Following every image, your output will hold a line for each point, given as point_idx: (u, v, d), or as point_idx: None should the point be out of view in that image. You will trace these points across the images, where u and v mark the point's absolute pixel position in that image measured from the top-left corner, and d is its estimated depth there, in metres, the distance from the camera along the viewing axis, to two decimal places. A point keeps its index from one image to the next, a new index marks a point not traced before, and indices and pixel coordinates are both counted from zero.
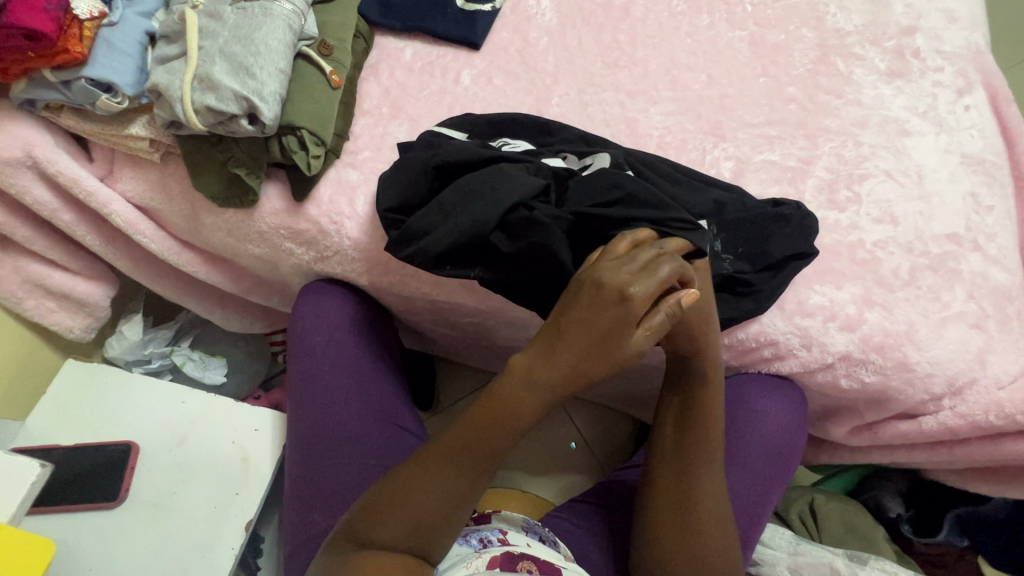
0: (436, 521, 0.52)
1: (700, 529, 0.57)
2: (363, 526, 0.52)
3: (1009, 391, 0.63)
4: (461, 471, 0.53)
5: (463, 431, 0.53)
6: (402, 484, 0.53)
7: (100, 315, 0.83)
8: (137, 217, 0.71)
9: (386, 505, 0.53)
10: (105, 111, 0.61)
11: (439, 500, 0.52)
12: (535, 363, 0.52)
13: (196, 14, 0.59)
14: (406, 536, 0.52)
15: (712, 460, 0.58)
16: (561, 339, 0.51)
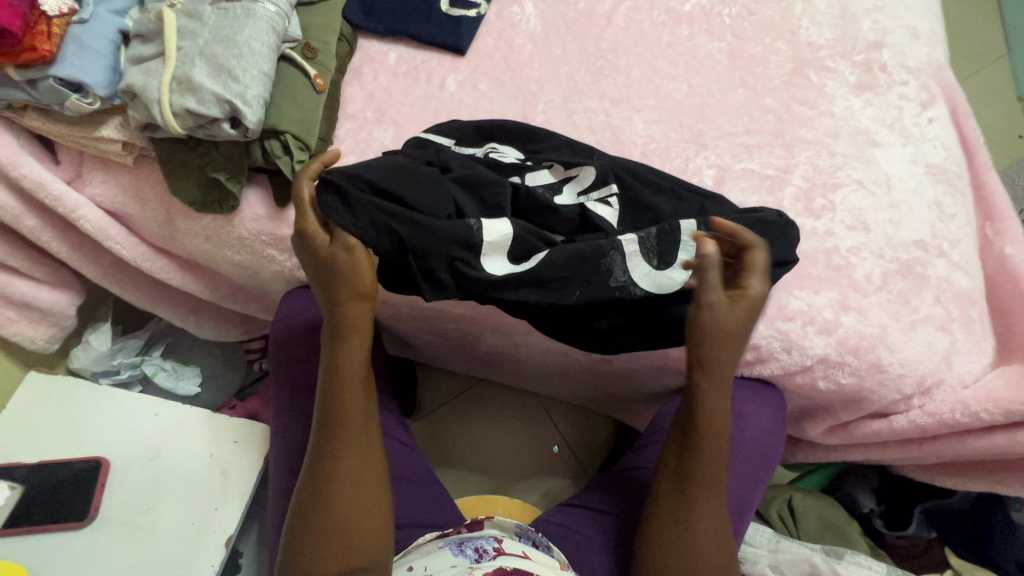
0: (352, 518, 0.56)
1: (699, 545, 0.58)
2: (298, 540, 0.56)
3: (973, 390, 0.67)
4: (340, 466, 0.57)
5: (328, 440, 0.58)
6: (303, 504, 0.57)
7: (65, 324, 0.79)
8: (108, 222, 0.68)
9: (305, 515, 0.56)
10: (75, 111, 0.58)
11: (346, 495, 0.56)
12: (346, 351, 0.58)
13: (174, 12, 0.57)
14: (341, 531, 0.55)
15: (717, 486, 0.59)
16: (340, 315, 0.57)
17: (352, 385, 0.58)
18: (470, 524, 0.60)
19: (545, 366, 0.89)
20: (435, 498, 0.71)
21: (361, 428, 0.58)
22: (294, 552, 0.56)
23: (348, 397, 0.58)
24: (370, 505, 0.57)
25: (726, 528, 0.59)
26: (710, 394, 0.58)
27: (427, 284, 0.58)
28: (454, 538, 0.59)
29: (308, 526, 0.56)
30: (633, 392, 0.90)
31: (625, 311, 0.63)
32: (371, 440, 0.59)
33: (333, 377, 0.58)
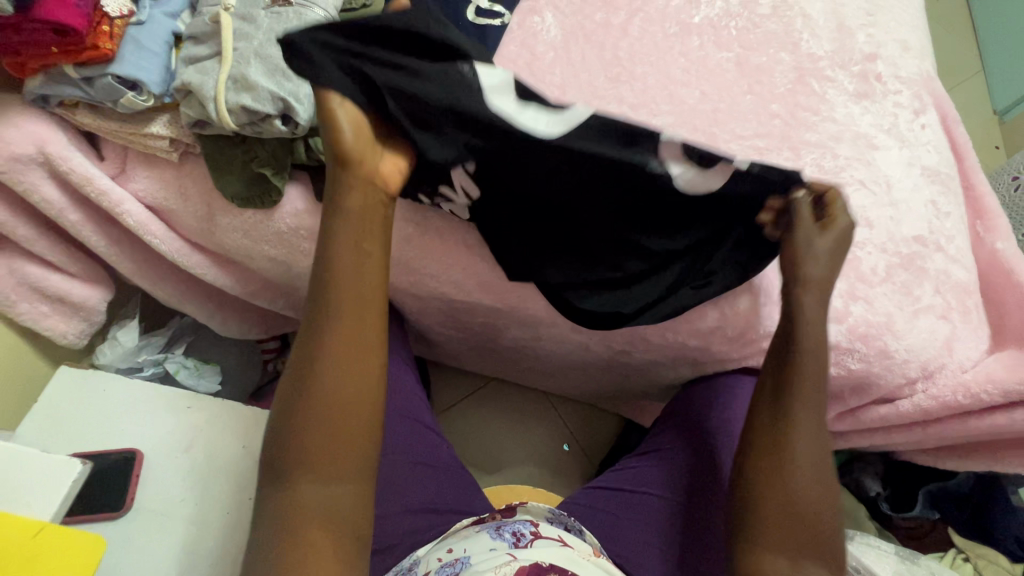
0: (338, 417, 0.50)
1: (799, 470, 0.56)
2: (280, 440, 0.51)
3: (972, 373, 0.72)
4: (327, 369, 0.51)
5: (315, 341, 0.52)
6: (284, 413, 0.51)
7: (95, 320, 0.80)
8: (148, 217, 0.70)
9: (290, 411, 0.51)
10: (129, 108, 0.61)
11: (333, 403, 0.51)
12: (344, 241, 0.54)
13: (229, 16, 0.60)
14: (327, 429, 0.50)
15: (814, 404, 0.58)
16: (342, 202, 0.54)
17: (350, 281, 0.53)
18: (504, 510, 0.62)
19: (562, 363, 0.91)
20: (468, 486, 0.73)
21: (357, 328, 0.53)
22: (274, 471, 0.50)
23: (345, 290, 0.53)
24: (360, 403, 0.52)
25: (822, 449, 0.58)
26: (805, 314, 0.60)
27: (425, 138, 0.56)
28: (491, 524, 0.60)
29: (289, 438, 0.50)
30: (648, 388, 0.93)
31: (626, 219, 0.62)
32: (365, 341, 0.53)
33: (326, 273, 0.53)
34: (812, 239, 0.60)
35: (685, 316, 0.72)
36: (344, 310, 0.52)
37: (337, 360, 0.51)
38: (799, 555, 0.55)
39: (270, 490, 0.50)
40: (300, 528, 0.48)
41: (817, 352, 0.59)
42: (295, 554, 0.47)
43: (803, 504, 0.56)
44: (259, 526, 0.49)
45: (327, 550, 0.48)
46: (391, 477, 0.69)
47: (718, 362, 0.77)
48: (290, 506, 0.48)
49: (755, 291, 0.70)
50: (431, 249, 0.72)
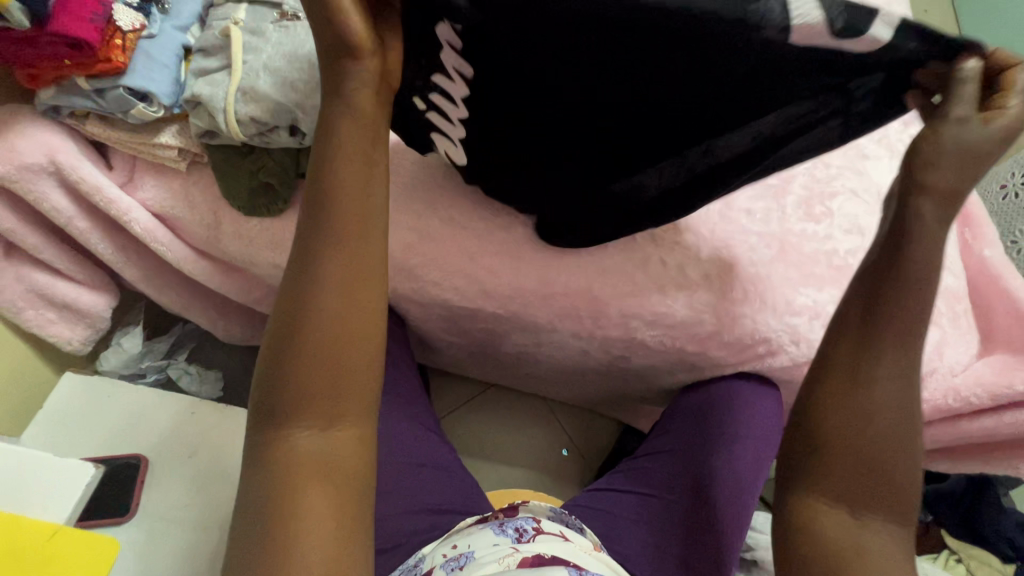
0: (338, 352, 0.44)
1: (881, 408, 0.43)
2: (273, 378, 0.45)
3: (963, 377, 0.73)
4: (326, 298, 0.44)
5: (310, 267, 0.45)
6: (274, 347, 0.45)
7: (100, 326, 0.81)
8: (155, 225, 0.70)
9: (283, 344, 0.44)
10: (139, 119, 0.62)
11: (330, 339, 0.44)
12: (341, 152, 0.46)
13: (238, 30, 0.62)
14: (324, 365, 0.44)
15: (909, 339, 0.43)
16: (339, 109, 0.47)
17: (348, 197, 0.45)
18: (506, 509, 0.63)
19: (562, 368, 0.92)
20: (470, 488, 0.74)
21: (356, 249, 0.45)
22: (266, 414, 0.45)
23: (345, 205, 0.45)
24: (360, 335, 0.45)
25: (916, 384, 0.43)
26: (920, 210, 0.41)
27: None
28: (493, 521, 0.61)
29: (283, 375, 0.44)
30: (647, 392, 0.94)
31: (668, 122, 0.51)
32: (364, 264, 0.45)
33: (321, 187, 0.45)
34: (968, 130, 0.40)
35: (683, 321, 0.73)
36: (343, 229, 0.45)
37: (334, 289, 0.44)
38: (856, 510, 0.44)
39: (264, 432, 0.45)
40: (297, 474, 0.43)
41: (934, 256, 0.42)
42: (291, 502, 0.42)
43: (876, 447, 0.43)
44: (252, 474, 0.45)
45: (326, 498, 0.43)
46: (395, 479, 0.70)
47: (715, 367, 0.79)
48: (284, 452, 0.44)
49: (750, 298, 0.72)
50: (434, 257, 0.74)
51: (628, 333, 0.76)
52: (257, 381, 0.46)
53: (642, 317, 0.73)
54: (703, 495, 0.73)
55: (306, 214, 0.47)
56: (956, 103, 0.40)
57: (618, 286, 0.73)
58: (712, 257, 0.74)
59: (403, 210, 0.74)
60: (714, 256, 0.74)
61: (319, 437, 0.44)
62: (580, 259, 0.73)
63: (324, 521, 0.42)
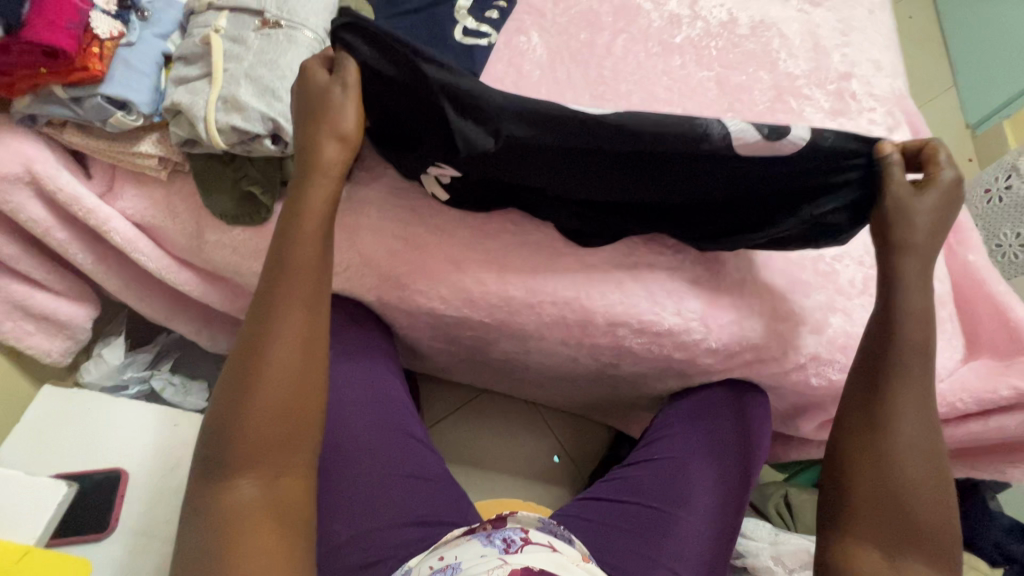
0: (290, 403, 0.51)
1: (901, 459, 0.55)
2: (224, 427, 0.49)
3: (948, 382, 0.73)
4: (279, 354, 0.51)
5: (263, 335, 0.52)
6: (222, 407, 0.51)
7: (80, 338, 0.80)
8: (136, 235, 0.69)
9: (237, 395, 0.50)
10: (117, 127, 0.61)
11: (277, 397, 0.50)
12: (302, 239, 0.55)
13: (219, 37, 0.61)
14: (280, 415, 0.50)
15: (923, 397, 0.57)
16: (306, 198, 0.56)
17: (301, 276, 0.54)
18: (495, 520, 0.61)
19: (551, 375, 0.91)
20: (459, 498, 0.73)
21: (306, 320, 0.53)
22: (211, 469, 0.49)
23: (301, 272, 0.54)
24: (314, 386, 0.53)
25: (932, 434, 0.57)
26: (912, 297, 0.59)
27: (465, 124, 0.57)
28: (481, 532, 0.60)
29: (228, 431, 0.49)
30: (637, 398, 0.93)
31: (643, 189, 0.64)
32: (318, 326, 0.54)
33: (278, 269, 0.54)
34: (906, 197, 0.60)
35: (671, 329, 0.73)
36: (294, 304, 0.53)
37: (282, 354, 0.51)
38: (884, 542, 0.54)
39: (207, 487, 0.49)
40: (244, 519, 0.47)
41: (924, 330, 0.59)
42: (232, 550, 0.45)
43: (903, 489, 0.55)
44: (191, 527, 0.48)
45: (270, 544, 0.46)
46: (382, 492, 0.69)
47: (703, 374, 0.79)
48: (229, 502, 0.47)
49: (737, 305, 0.72)
50: (420, 265, 0.73)
51: (615, 340, 0.75)
52: (205, 437, 0.51)
53: (630, 324, 0.73)
54: (690, 507, 0.73)
55: (266, 279, 0.54)
56: (893, 179, 0.60)
57: (606, 294, 0.72)
58: (698, 264, 0.74)
59: (389, 218, 0.73)
60: (700, 263, 0.74)
61: (261, 488, 0.49)
62: (567, 267, 0.73)
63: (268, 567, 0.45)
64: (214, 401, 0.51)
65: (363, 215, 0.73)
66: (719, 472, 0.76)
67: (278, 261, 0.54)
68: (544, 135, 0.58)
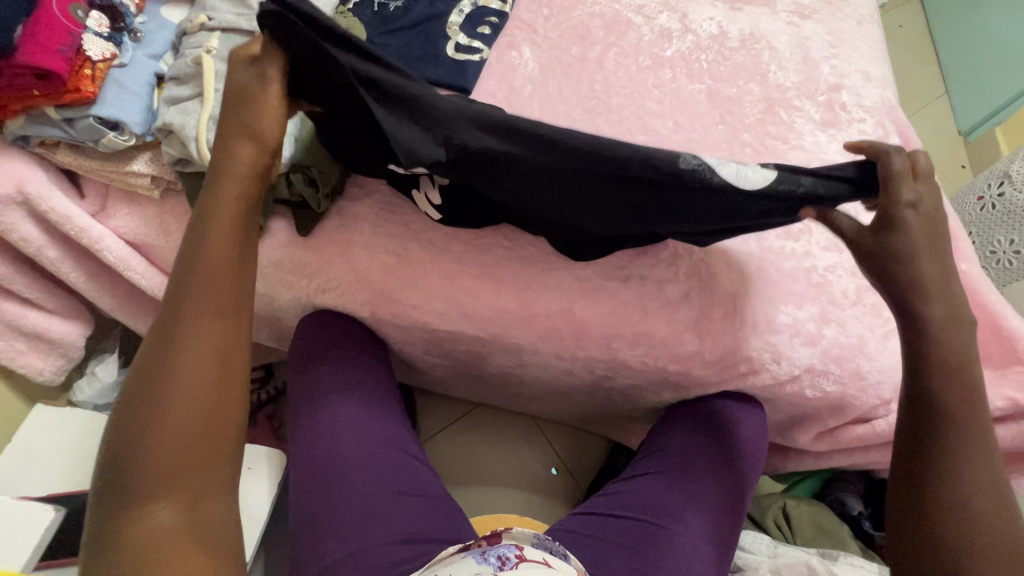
0: (200, 419, 0.48)
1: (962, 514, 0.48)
2: (127, 450, 0.46)
3: None
4: (186, 366, 0.48)
5: (171, 347, 0.49)
6: (123, 435, 0.47)
7: (73, 356, 0.80)
8: (129, 253, 0.69)
9: (140, 415, 0.47)
10: (109, 148, 0.62)
11: (191, 417, 0.47)
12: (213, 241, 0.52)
13: (210, 57, 0.61)
14: (189, 433, 0.47)
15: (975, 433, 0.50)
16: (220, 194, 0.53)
17: (209, 281, 0.51)
18: (488, 537, 0.60)
19: (547, 388, 0.91)
20: (455, 513, 0.72)
21: (219, 328, 0.50)
22: (117, 499, 0.45)
23: (211, 275, 0.51)
24: (228, 399, 0.50)
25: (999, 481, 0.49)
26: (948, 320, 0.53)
27: (410, 131, 0.55)
28: (476, 549, 0.59)
29: (135, 460, 0.46)
30: (633, 411, 0.93)
31: (596, 208, 0.61)
32: (233, 330, 0.51)
33: (183, 279, 0.51)
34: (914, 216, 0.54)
35: (665, 341, 0.73)
36: (203, 313, 0.50)
37: (194, 368, 0.49)
38: None
39: (113, 525, 0.45)
40: (157, 551, 0.44)
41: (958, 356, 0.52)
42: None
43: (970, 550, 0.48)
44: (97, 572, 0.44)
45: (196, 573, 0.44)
46: (374, 510, 0.68)
47: (699, 387, 0.79)
48: (138, 532, 0.44)
49: (731, 316, 0.73)
50: (413, 280, 0.73)
51: (609, 353, 0.75)
52: (104, 471, 0.47)
53: (624, 337, 0.73)
54: (685, 519, 0.73)
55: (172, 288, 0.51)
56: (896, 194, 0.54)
57: (600, 308, 0.73)
58: (692, 277, 0.74)
59: (381, 234, 0.73)
60: (693, 275, 0.74)
61: (181, 515, 0.46)
62: (561, 280, 0.73)
63: None
64: (111, 432, 0.47)
65: (356, 231, 0.73)
66: (715, 483, 0.76)
67: (186, 267, 0.51)
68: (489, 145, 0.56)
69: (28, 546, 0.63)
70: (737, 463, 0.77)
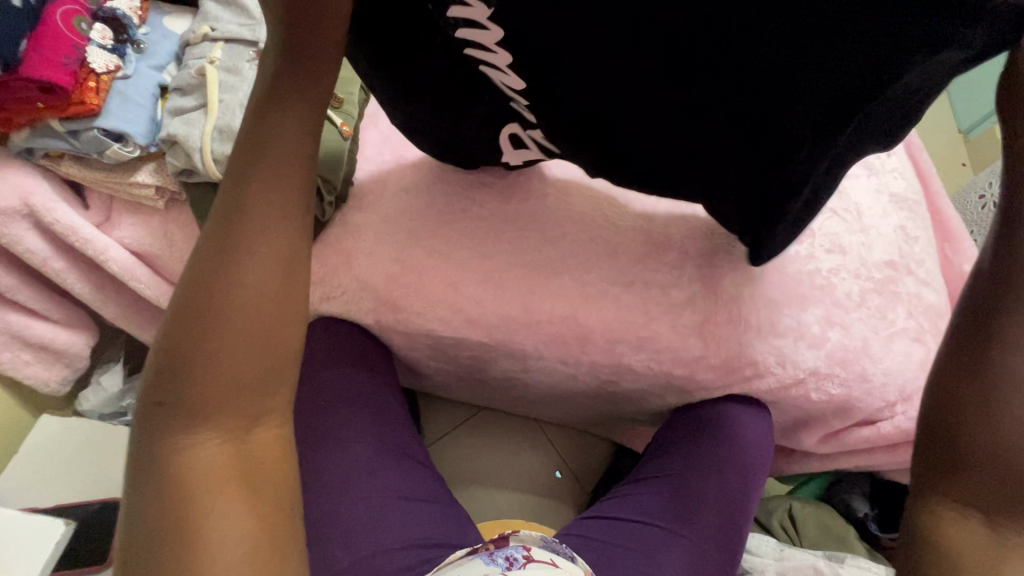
0: (255, 337, 0.42)
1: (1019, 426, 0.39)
2: (176, 363, 0.42)
3: None
4: (244, 276, 0.43)
5: (229, 253, 0.43)
6: (175, 343, 0.42)
7: (78, 366, 0.80)
8: (133, 263, 0.69)
9: (189, 329, 0.42)
10: (113, 159, 0.62)
11: (244, 333, 0.42)
12: (274, 143, 0.46)
13: (214, 68, 0.62)
14: (244, 351, 0.42)
15: None
16: (280, 91, 0.46)
17: (274, 182, 0.45)
18: (496, 539, 0.60)
19: (551, 393, 0.91)
20: (460, 517, 0.72)
21: (284, 236, 0.45)
22: (163, 416, 0.41)
23: (273, 179, 0.45)
24: (284, 321, 0.44)
25: None
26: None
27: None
28: (484, 551, 0.59)
29: (184, 373, 0.41)
30: (638, 414, 0.93)
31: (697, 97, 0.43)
32: (296, 243, 0.46)
33: (247, 180, 0.44)
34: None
35: (670, 346, 0.73)
36: (270, 220, 0.45)
37: (254, 277, 0.43)
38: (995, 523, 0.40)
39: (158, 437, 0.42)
40: (206, 480, 0.40)
41: None
42: (195, 510, 0.39)
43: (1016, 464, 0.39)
44: (138, 482, 0.41)
45: (239, 503, 0.40)
46: (381, 515, 0.68)
47: (704, 391, 0.79)
48: (185, 454, 0.41)
49: (735, 320, 0.73)
50: (417, 288, 0.73)
51: (614, 358, 0.75)
52: (153, 376, 0.43)
53: (629, 342, 0.73)
54: (690, 523, 0.73)
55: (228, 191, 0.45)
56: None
57: (604, 313, 0.73)
58: (696, 280, 0.74)
59: (385, 241, 0.73)
60: (697, 279, 0.74)
61: (230, 443, 0.42)
62: (565, 286, 0.73)
63: (242, 526, 0.40)
64: (161, 335, 0.42)
65: (360, 239, 0.74)
66: (720, 486, 0.76)
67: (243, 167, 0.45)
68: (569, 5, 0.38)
69: (40, 562, 0.62)
70: (742, 465, 0.78)
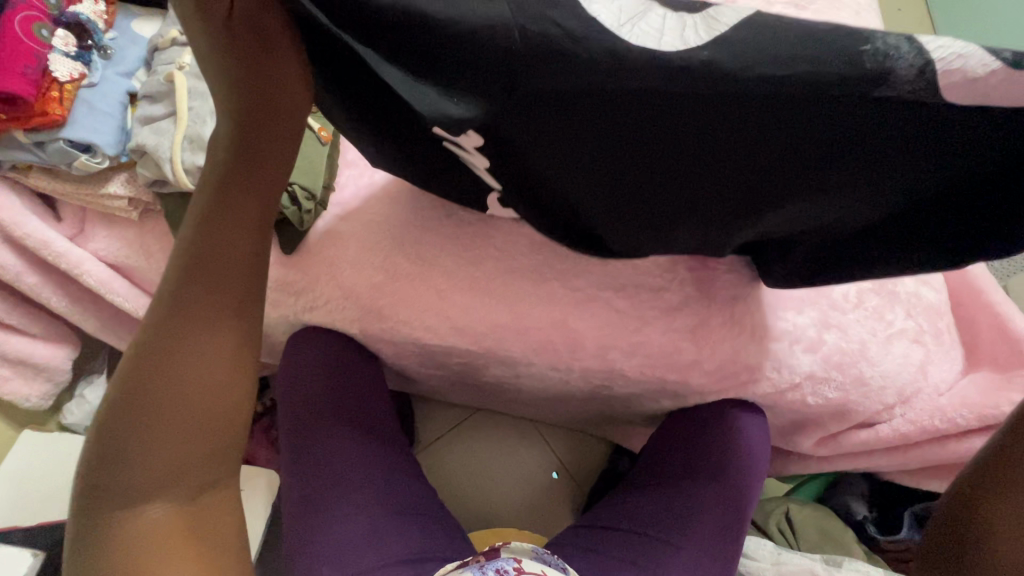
0: (202, 422, 0.49)
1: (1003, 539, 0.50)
2: (121, 443, 0.47)
3: (947, 397, 0.74)
4: (188, 369, 0.48)
5: (177, 347, 0.48)
6: (120, 426, 0.47)
7: (60, 379, 0.78)
8: (110, 276, 0.67)
9: (133, 416, 0.47)
10: (83, 171, 0.60)
11: (190, 420, 0.48)
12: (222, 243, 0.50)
13: (183, 74, 0.59)
14: (192, 434, 0.48)
15: None
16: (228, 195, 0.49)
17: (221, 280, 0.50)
18: (488, 551, 0.59)
19: (544, 396, 0.89)
20: (450, 530, 0.71)
21: (227, 333, 0.50)
22: (107, 490, 0.47)
23: (219, 279, 0.49)
24: (228, 406, 0.50)
25: None
26: None
27: (424, 92, 0.38)
28: (473, 564, 0.58)
29: (129, 455, 0.47)
30: (633, 416, 0.91)
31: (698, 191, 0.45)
32: (235, 336, 0.51)
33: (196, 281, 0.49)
34: None
35: (662, 350, 0.71)
36: (215, 318, 0.50)
37: (201, 369, 0.49)
38: None
39: (108, 510, 0.47)
40: (152, 542, 0.47)
41: None
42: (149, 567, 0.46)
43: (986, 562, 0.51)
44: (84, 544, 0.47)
45: (187, 560, 0.47)
46: (366, 530, 0.66)
47: (698, 395, 0.77)
48: (132, 522, 0.47)
49: (730, 323, 0.71)
50: (403, 296, 0.71)
51: (606, 363, 0.73)
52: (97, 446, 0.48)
53: (621, 347, 0.72)
54: (686, 531, 0.71)
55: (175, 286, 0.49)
56: None
57: (595, 319, 0.71)
58: (689, 283, 0.72)
59: (370, 249, 0.71)
60: (690, 282, 0.72)
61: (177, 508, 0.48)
62: (554, 292, 0.71)
63: None
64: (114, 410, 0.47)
65: (343, 247, 0.72)
66: (715, 492, 0.75)
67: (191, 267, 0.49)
68: (613, 84, 0.36)
69: None
70: (738, 471, 0.76)
